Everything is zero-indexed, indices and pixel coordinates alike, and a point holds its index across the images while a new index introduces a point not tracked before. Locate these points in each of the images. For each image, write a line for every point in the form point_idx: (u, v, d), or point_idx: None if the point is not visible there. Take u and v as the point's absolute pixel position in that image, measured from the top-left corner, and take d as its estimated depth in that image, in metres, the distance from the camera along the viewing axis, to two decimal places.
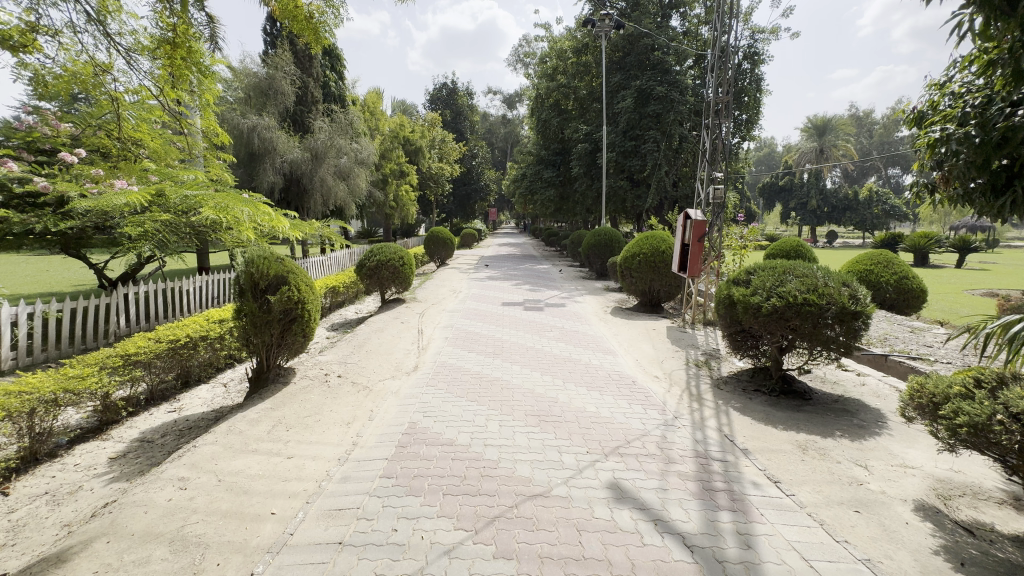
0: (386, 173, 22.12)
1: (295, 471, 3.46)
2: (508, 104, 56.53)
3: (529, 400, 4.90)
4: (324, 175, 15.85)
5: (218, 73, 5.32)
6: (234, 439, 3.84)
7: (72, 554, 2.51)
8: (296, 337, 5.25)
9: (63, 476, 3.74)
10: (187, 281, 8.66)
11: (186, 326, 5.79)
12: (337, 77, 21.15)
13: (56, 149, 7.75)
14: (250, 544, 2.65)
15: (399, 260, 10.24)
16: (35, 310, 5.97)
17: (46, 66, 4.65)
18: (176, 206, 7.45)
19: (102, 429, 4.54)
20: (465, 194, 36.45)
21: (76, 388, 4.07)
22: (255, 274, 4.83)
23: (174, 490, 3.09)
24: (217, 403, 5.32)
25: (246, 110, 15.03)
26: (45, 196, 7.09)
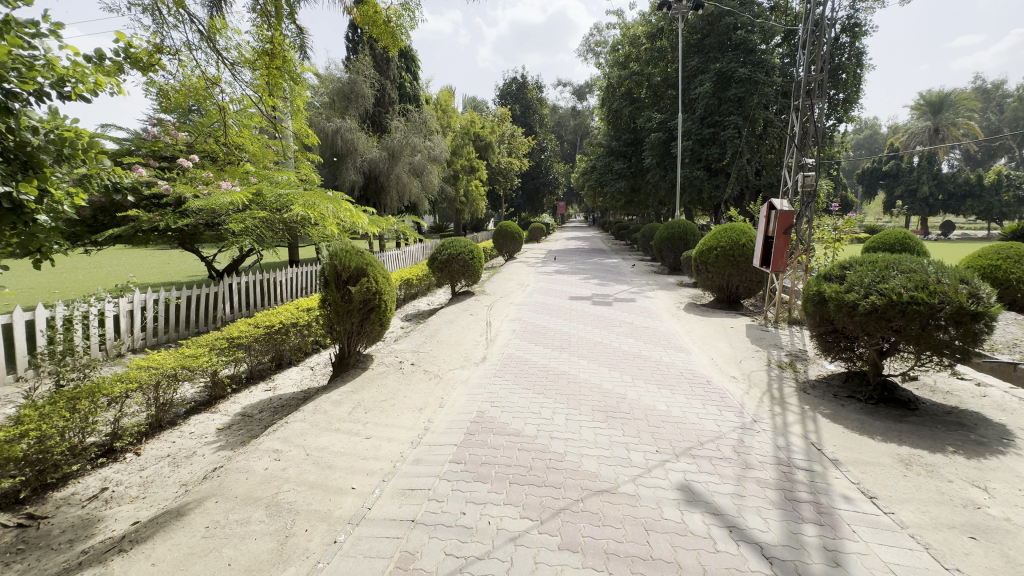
0: (458, 169, 22.74)
1: (373, 451, 3.70)
2: (578, 95, 55.66)
3: (597, 395, 4.84)
4: (400, 173, 16.60)
5: (307, 79, 5.73)
6: (319, 417, 4.18)
7: (188, 509, 2.87)
8: (374, 326, 5.57)
9: (181, 442, 4.29)
10: (280, 273, 9.50)
11: (280, 313, 6.35)
12: (412, 78, 22.01)
13: (175, 155, 8.80)
14: (333, 515, 2.87)
15: (469, 254, 10.49)
16: (159, 296, 6.84)
17: (166, 83, 5.28)
18: (271, 204, 8.25)
19: (212, 403, 5.14)
20: (534, 188, 36.59)
21: (191, 365, 4.62)
22: (338, 267, 5.19)
23: (270, 460, 3.43)
24: (305, 384, 5.81)
25: (331, 113, 16.12)
26: (167, 198, 8.08)
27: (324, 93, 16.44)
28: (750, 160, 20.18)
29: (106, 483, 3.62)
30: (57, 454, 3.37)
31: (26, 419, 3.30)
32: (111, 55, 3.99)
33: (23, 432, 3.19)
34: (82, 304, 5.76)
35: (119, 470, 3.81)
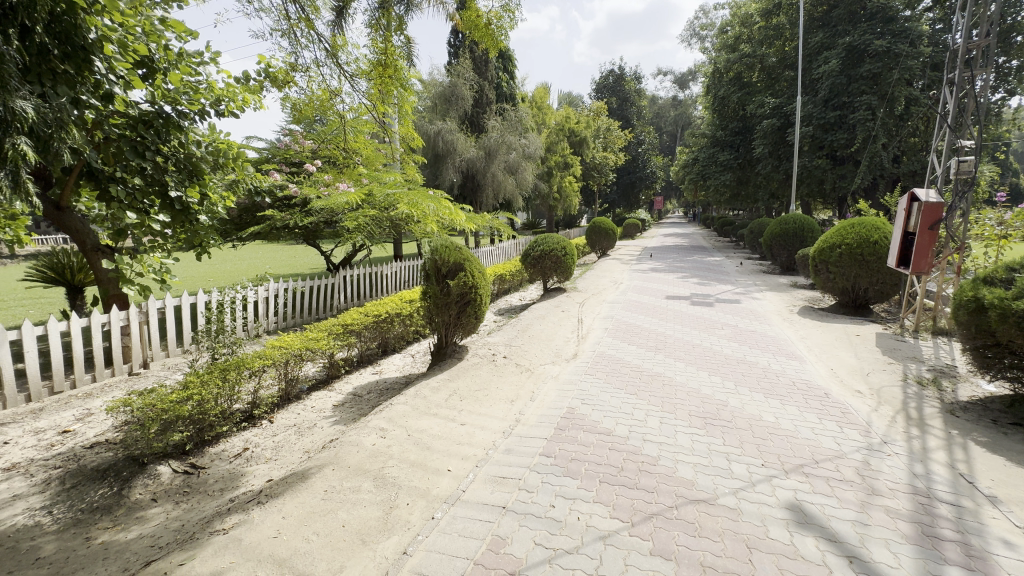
0: (552, 166, 22.81)
1: (467, 437, 3.88)
2: (680, 83, 52.78)
3: (695, 400, 4.58)
4: (495, 171, 17.11)
5: (414, 85, 6.11)
6: (420, 402, 4.47)
7: (311, 473, 3.25)
8: (470, 318, 5.81)
9: (304, 414, 4.87)
10: (386, 267, 10.28)
11: (386, 303, 6.89)
12: (509, 77, 22.48)
13: (302, 161, 9.93)
14: (431, 493, 3.07)
15: (562, 250, 10.48)
16: (289, 285, 7.79)
17: (299, 96, 5.95)
18: (380, 203, 8.96)
19: (329, 381, 5.73)
20: (629, 183, 35.47)
21: (313, 348, 5.20)
22: (439, 261, 5.51)
23: (377, 437, 3.75)
24: (407, 370, 6.26)
25: (433, 116, 17.05)
26: (295, 199, 9.15)
27: (427, 98, 17.43)
28: (886, 144, 17.61)
29: (247, 444, 4.22)
30: (212, 416, 4.02)
31: (192, 385, 4.00)
32: (255, 76, 4.58)
33: (188, 395, 3.86)
34: (232, 291, 6.77)
35: (257, 434, 4.42)
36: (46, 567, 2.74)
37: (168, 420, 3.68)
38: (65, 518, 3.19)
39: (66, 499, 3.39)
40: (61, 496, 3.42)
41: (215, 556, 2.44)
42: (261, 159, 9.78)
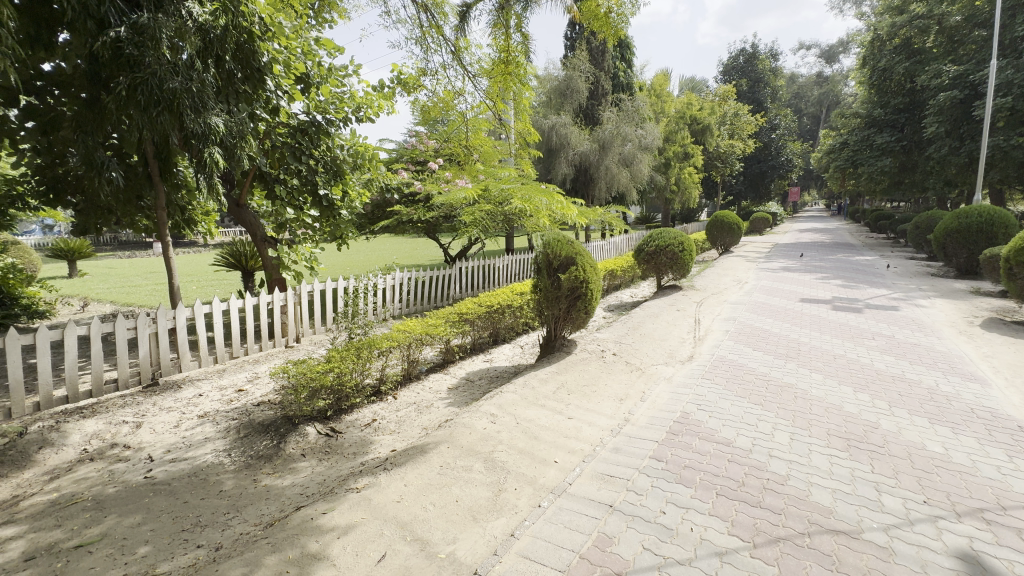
0: (670, 157, 21.59)
1: (575, 431, 3.88)
2: (828, 57, 46.36)
3: (836, 418, 4.02)
4: (609, 164, 16.70)
5: (532, 80, 6.18)
6: (529, 391, 4.55)
7: (428, 448, 3.51)
8: (580, 313, 5.76)
9: (423, 394, 5.27)
10: (498, 260, 10.66)
11: (499, 294, 7.13)
12: (627, 66, 21.72)
13: (426, 159, 10.69)
14: (538, 481, 3.13)
15: (679, 246, 9.88)
16: (412, 274, 8.47)
17: (428, 98, 6.39)
18: (494, 199, 9.30)
19: (445, 365, 6.12)
20: (759, 173, 32.19)
21: (432, 333, 5.61)
22: (550, 255, 5.58)
23: (488, 421, 3.92)
24: (516, 360, 6.43)
25: (547, 111, 17.16)
26: (420, 194, 9.87)
27: (542, 93, 17.55)
28: None
29: (376, 416, 4.71)
30: (348, 388, 4.55)
31: (334, 358, 4.58)
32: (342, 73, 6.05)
33: (331, 367, 4.43)
34: (365, 278, 7.56)
35: (383, 407, 4.90)
36: (226, 498, 3.37)
37: (315, 387, 4.26)
38: (239, 461, 3.88)
39: (241, 445, 4.11)
40: (237, 442, 4.16)
41: (349, 511, 2.77)
42: (391, 159, 10.70)
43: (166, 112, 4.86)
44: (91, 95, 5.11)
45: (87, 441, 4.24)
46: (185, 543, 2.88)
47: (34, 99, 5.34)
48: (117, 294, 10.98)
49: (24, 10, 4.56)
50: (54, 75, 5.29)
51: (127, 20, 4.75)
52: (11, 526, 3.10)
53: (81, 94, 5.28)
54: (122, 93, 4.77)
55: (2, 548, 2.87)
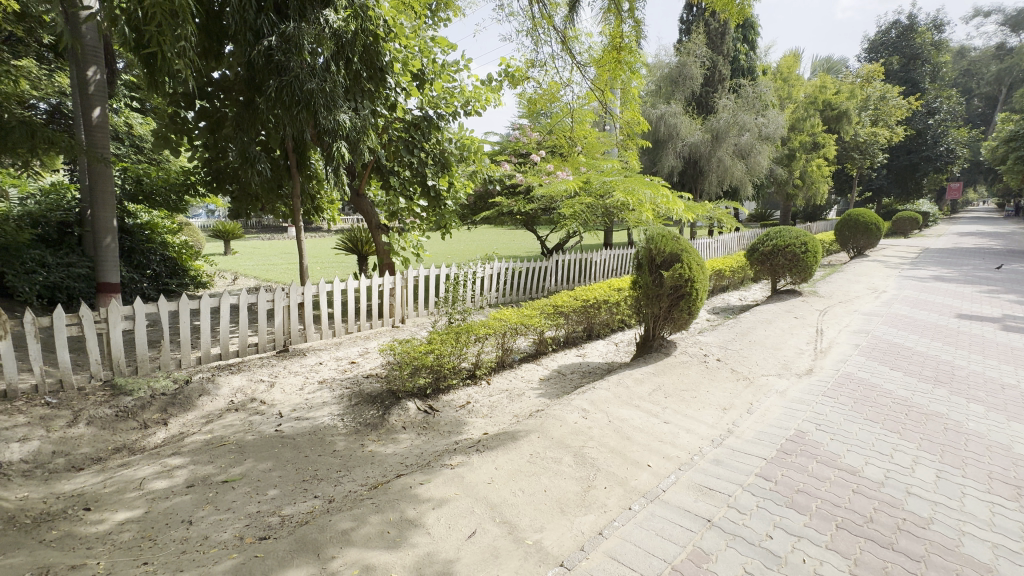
0: (795, 147, 19.45)
1: (671, 437, 3.68)
2: (1014, 25, 38.34)
3: (1000, 460, 3.35)
4: (722, 155, 15.52)
5: (642, 67, 5.91)
6: (623, 390, 4.40)
7: (519, 435, 3.56)
8: (682, 314, 5.44)
9: (516, 382, 5.36)
10: (595, 255, 10.49)
11: (595, 289, 7.00)
12: (749, 49, 19.93)
13: (529, 152, 10.78)
14: (629, 483, 3.04)
15: (801, 246, 8.88)
16: (510, 265, 8.64)
17: (535, 91, 6.43)
18: (595, 191, 9.15)
19: (537, 356, 6.15)
20: (908, 166, 27.73)
21: (527, 323, 5.68)
22: (653, 250, 5.34)
23: (579, 415, 3.86)
24: (610, 357, 6.29)
25: (656, 100, 16.39)
26: (521, 186, 10.00)
27: (651, 82, 16.79)
28: None
29: (470, 398, 4.89)
30: (446, 369, 4.79)
31: (435, 341, 4.86)
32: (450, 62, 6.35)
33: (431, 348, 4.70)
34: (466, 267, 7.87)
35: (477, 391, 5.07)
36: (338, 458, 3.74)
37: (416, 365, 4.56)
38: (351, 426, 4.29)
39: (351, 412, 4.54)
40: (348, 409, 4.59)
41: (443, 485, 2.91)
42: (495, 151, 10.94)
43: (305, 110, 5.51)
44: (248, 99, 5.92)
45: (233, 393, 4.98)
46: (305, 492, 3.26)
47: (206, 102, 6.33)
48: (259, 271, 12.69)
49: (203, 28, 5.44)
50: (221, 82, 6.22)
51: (278, 30, 5.44)
52: (177, 456, 3.77)
53: (239, 97, 6.15)
54: (271, 95, 5.47)
55: (172, 474, 3.50)
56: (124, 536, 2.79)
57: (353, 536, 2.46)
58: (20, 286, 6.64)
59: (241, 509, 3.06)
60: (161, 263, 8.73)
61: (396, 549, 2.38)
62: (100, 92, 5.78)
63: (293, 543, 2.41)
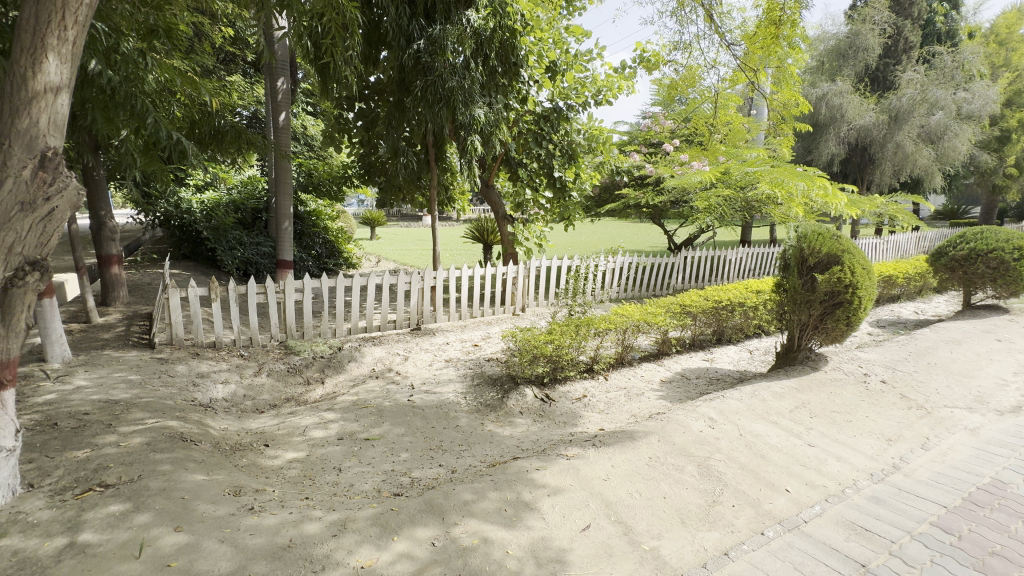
0: (1010, 128, 15.57)
1: (816, 463, 3.25)
2: None
3: None
4: (902, 139, 13.05)
5: (804, 39, 5.20)
6: (757, 403, 3.98)
7: (638, 435, 3.43)
8: (838, 324, 4.72)
9: (634, 380, 5.17)
10: (730, 252, 9.64)
11: (730, 290, 6.43)
12: (950, 8, 16.37)
13: (661, 141, 10.19)
14: (762, 505, 2.76)
15: (1013, 252, 7.10)
16: (634, 260, 8.32)
17: (675, 75, 6.05)
18: (735, 182, 8.36)
19: (659, 356, 5.84)
20: None
21: (650, 321, 5.45)
22: (806, 250, 4.72)
23: (705, 424, 3.59)
24: (742, 366, 5.75)
25: (817, 78, 14.34)
26: (650, 178, 9.52)
27: (813, 57, 14.72)
28: None
29: (586, 392, 4.85)
30: (564, 360, 4.82)
31: (555, 331, 4.94)
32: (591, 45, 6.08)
33: (551, 338, 4.78)
34: (588, 260, 7.76)
35: (594, 385, 5.00)
36: (461, 433, 4.00)
37: (535, 354, 4.68)
38: (473, 405, 4.56)
39: (474, 391, 4.82)
40: (471, 388, 4.88)
41: (559, 474, 2.95)
42: (624, 141, 10.55)
43: (445, 107, 5.93)
44: (398, 99, 6.55)
45: (375, 363, 5.62)
46: (431, 460, 3.56)
47: (363, 103, 7.13)
48: (398, 255, 14.04)
49: (366, 37, 6.14)
50: (376, 84, 6.95)
51: (426, 33, 5.90)
52: (331, 411, 4.38)
53: (390, 98, 6.81)
54: (418, 94, 5.97)
55: (326, 426, 4.08)
56: (291, 472, 3.34)
57: (474, 508, 2.62)
58: (226, 259, 8.26)
59: (379, 465, 3.46)
60: (323, 245, 10.13)
61: (512, 527, 2.48)
62: (285, 99, 6.87)
63: (422, 504, 2.66)
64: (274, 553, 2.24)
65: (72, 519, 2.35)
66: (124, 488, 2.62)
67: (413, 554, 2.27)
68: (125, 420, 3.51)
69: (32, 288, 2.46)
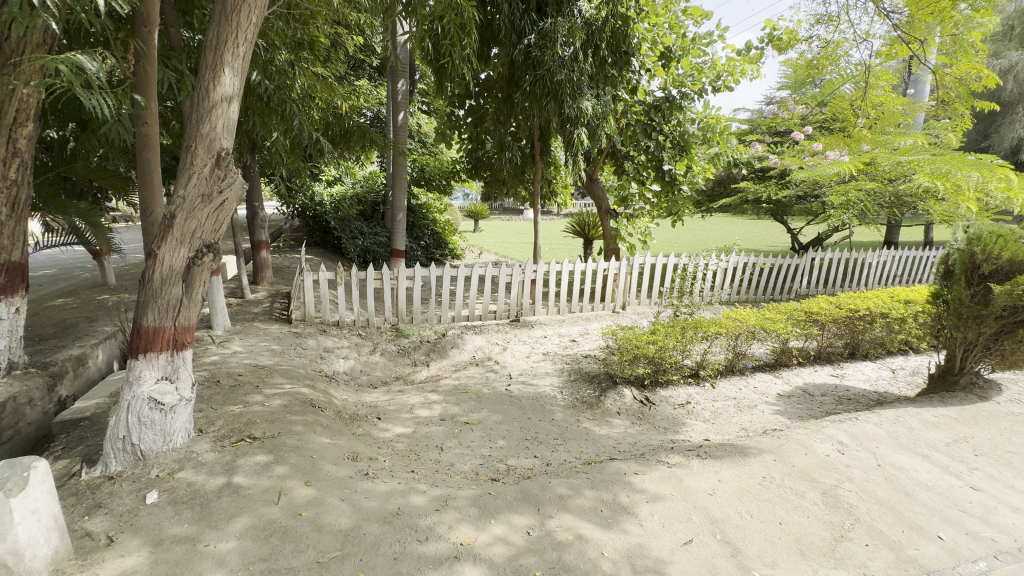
0: None
1: (980, 510, 2.72)
2: None
3: None
4: None
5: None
6: (901, 431, 3.43)
7: (750, 451, 3.14)
8: (1019, 347, 3.90)
9: (746, 391, 4.73)
10: (871, 254, 8.39)
11: (869, 299, 5.62)
12: None
13: (789, 129, 9.16)
14: (905, 550, 2.38)
15: None
16: (750, 260, 7.61)
17: (811, 53, 5.43)
18: (884, 173, 7.42)
19: (777, 367, 5.28)
20: None
21: (768, 328, 4.96)
22: (978, 255, 3.94)
23: (832, 448, 3.18)
24: (881, 386, 4.98)
25: (1002, 46, 11.89)
26: (774, 170, 8.62)
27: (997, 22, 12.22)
28: None
29: (690, 398, 4.55)
30: (667, 363, 4.58)
31: (659, 333, 4.73)
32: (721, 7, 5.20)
33: (654, 340, 4.59)
34: (698, 258, 7.28)
35: (700, 391, 4.67)
36: (556, 428, 4.01)
37: (636, 355, 4.53)
38: (570, 400, 4.54)
39: (570, 387, 4.79)
40: (568, 383, 4.86)
41: (659, 481, 2.82)
42: (745, 130, 9.68)
43: (553, 100, 5.92)
44: (507, 95, 6.69)
45: (475, 351, 5.85)
46: (527, 450, 3.63)
47: (473, 101, 7.39)
48: (499, 248, 14.41)
49: (480, 36, 6.36)
50: (486, 82, 7.18)
51: (537, 28, 5.93)
52: (435, 393, 4.66)
53: (499, 93, 7.01)
54: (526, 89, 6.04)
55: (431, 406, 4.34)
56: (399, 446, 3.62)
57: (569, 503, 2.61)
58: (349, 247, 9.16)
59: (477, 449, 3.60)
60: (431, 237, 10.73)
61: (608, 529, 2.42)
62: (404, 99, 7.38)
63: (518, 492, 2.71)
64: (385, 518, 2.45)
65: (229, 463, 2.79)
66: (267, 443, 3.03)
67: (509, 540, 2.33)
68: (268, 384, 4.07)
69: (208, 266, 2.91)
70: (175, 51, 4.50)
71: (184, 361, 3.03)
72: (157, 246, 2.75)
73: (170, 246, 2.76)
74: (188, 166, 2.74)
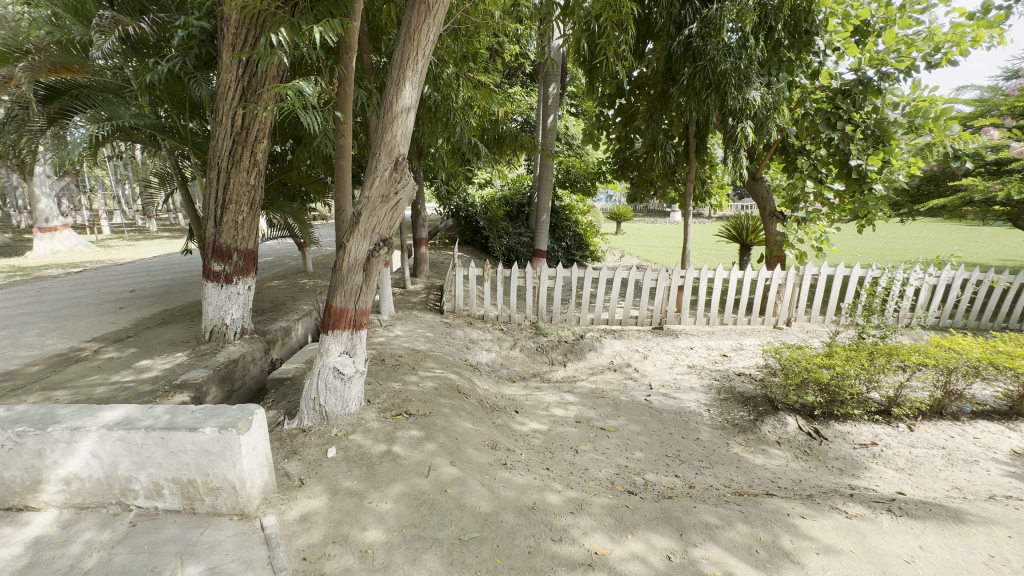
0: None
1: None
2: None
3: None
4: None
5: None
6: None
7: (967, 519, 2.47)
8: None
9: (961, 441, 3.75)
10: None
11: None
12: None
13: None
14: None
15: None
16: (971, 276, 6.03)
17: None
18: None
19: (1011, 416, 4.08)
20: None
21: (1001, 365, 3.85)
22: None
23: None
24: None
25: None
26: (1016, 162, 6.69)
27: None
28: None
29: (877, 439, 3.76)
30: (846, 393, 3.87)
31: (838, 356, 4.03)
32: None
33: (831, 364, 3.92)
34: (891, 271, 6.03)
35: (892, 433, 3.84)
36: (701, 448, 3.68)
37: (805, 379, 3.92)
38: (718, 420, 4.13)
39: (720, 406, 4.35)
40: (716, 402, 4.43)
41: (832, 531, 2.38)
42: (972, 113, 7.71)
43: (714, 92, 5.44)
44: (661, 91, 6.38)
45: (614, 355, 5.68)
46: (667, 467, 3.39)
47: (625, 100, 7.19)
48: (642, 251, 13.85)
49: (636, 32, 6.16)
50: (639, 79, 6.93)
51: (700, 16, 5.53)
52: (571, 394, 4.64)
53: (652, 90, 6.71)
54: (684, 83, 5.66)
55: (567, 407, 4.34)
56: (535, 441, 3.68)
57: (718, 534, 2.35)
58: (495, 246, 9.70)
59: (613, 458, 3.48)
60: (573, 238, 10.76)
61: (764, 572, 2.12)
62: (554, 103, 7.54)
63: (658, 511, 2.54)
64: (520, 510, 2.50)
65: (390, 433, 3.14)
66: (421, 420, 3.34)
67: (647, 560, 2.18)
68: (423, 367, 4.50)
69: (382, 258, 3.30)
70: (366, 73, 5.23)
71: (360, 339, 3.49)
72: (346, 239, 3.21)
73: (355, 239, 3.19)
74: (373, 170, 3.15)
